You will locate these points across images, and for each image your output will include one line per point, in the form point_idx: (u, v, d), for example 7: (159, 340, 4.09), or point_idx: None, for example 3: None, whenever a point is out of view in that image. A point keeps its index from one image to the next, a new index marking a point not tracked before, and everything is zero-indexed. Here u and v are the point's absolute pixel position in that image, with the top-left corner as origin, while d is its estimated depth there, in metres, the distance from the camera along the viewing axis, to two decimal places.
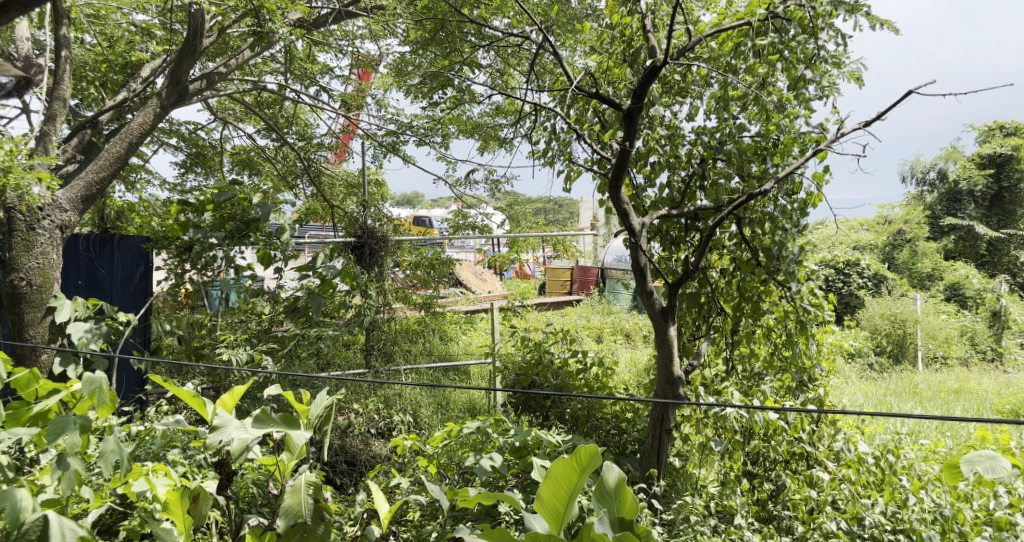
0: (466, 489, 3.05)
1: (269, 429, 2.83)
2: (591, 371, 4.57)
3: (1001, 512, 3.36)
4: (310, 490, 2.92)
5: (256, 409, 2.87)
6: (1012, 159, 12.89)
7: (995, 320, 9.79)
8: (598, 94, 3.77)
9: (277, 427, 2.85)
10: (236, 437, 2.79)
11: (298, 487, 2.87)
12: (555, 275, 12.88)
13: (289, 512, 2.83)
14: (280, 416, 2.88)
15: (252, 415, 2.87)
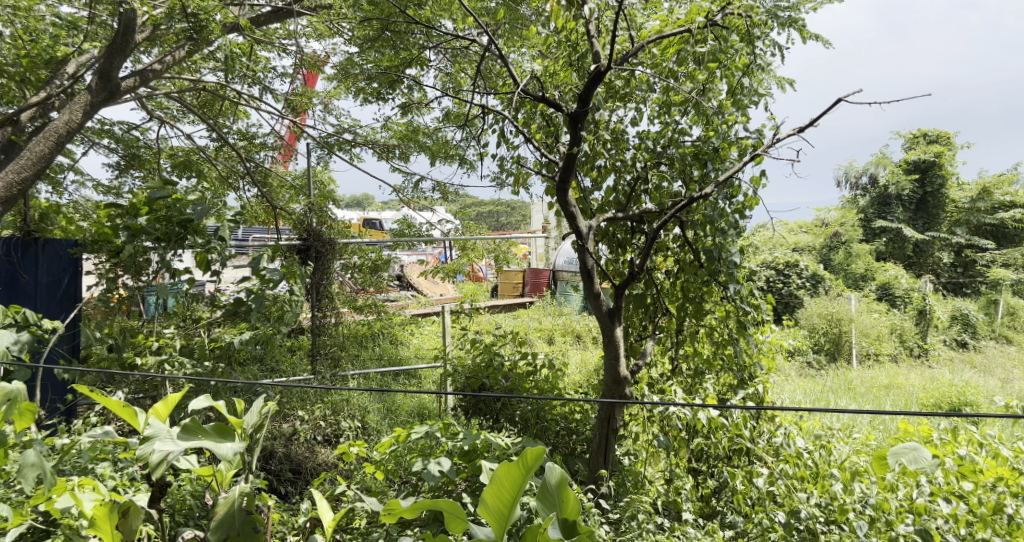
0: (395, 502, 2.92)
1: (198, 441, 2.76)
2: (540, 374, 4.58)
3: (923, 500, 3.53)
4: (243, 502, 2.86)
5: (186, 419, 2.81)
6: (936, 164, 13.52)
7: (921, 317, 10.24)
8: (543, 97, 3.81)
9: (209, 437, 2.79)
10: (164, 450, 2.70)
11: (230, 498, 2.82)
12: (508, 277, 12.89)
13: (222, 525, 2.78)
14: (212, 426, 2.82)
15: (181, 424, 2.80)
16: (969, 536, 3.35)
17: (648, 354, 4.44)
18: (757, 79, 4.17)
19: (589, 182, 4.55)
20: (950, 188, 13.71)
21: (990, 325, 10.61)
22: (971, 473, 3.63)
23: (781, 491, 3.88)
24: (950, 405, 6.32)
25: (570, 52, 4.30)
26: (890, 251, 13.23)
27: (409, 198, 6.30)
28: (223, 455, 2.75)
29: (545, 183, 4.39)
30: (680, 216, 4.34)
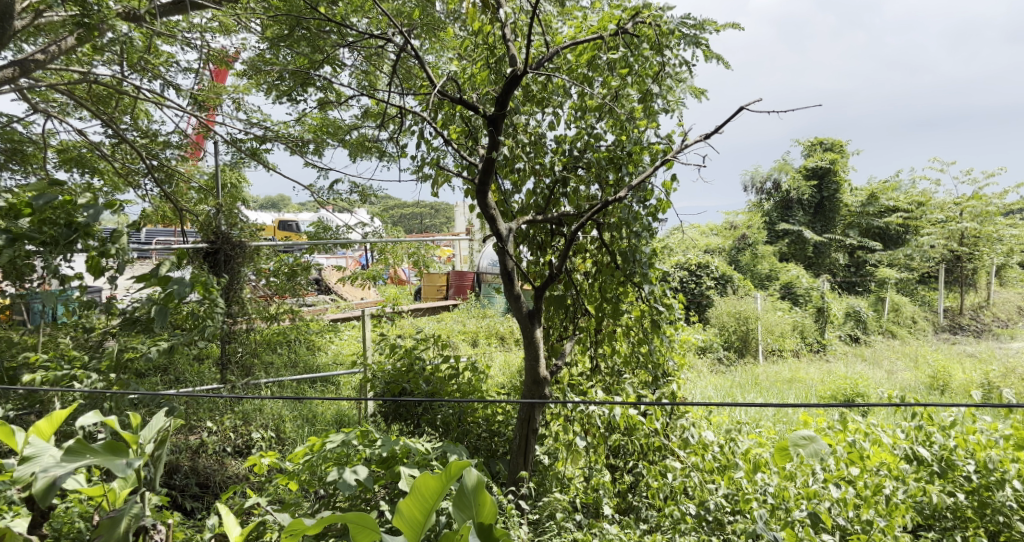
0: (296, 521, 2.78)
1: (86, 461, 2.62)
2: (461, 377, 4.54)
3: (816, 485, 3.77)
4: (131, 522, 2.73)
5: (70, 440, 2.66)
6: (831, 171, 14.35)
7: (820, 315, 10.85)
8: (460, 99, 3.79)
9: (98, 457, 2.65)
10: (43, 474, 2.57)
11: (116, 517, 2.69)
12: (431, 280, 12.72)
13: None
14: (102, 446, 2.67)
15: (64, 446, 2.65)
16: (856, 517, 3.60)
17: (567, 354, 4.51)
18: (667, 86, 4.31)
19: (509, 185, 4.58)
20: (844, 193, 14.58)
21: (880, 320, 11.35)
22: (859, 458, 3.89)
23: (692, 483, 4.02)
24: (844, 397, 6.72)
25: (488, 55, 4.29)
26: (792, 252, 13.94)
27: (326, 200, 6.07)
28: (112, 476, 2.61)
29: (464, 185, 4.38)
30: (597, 219, 4.43)
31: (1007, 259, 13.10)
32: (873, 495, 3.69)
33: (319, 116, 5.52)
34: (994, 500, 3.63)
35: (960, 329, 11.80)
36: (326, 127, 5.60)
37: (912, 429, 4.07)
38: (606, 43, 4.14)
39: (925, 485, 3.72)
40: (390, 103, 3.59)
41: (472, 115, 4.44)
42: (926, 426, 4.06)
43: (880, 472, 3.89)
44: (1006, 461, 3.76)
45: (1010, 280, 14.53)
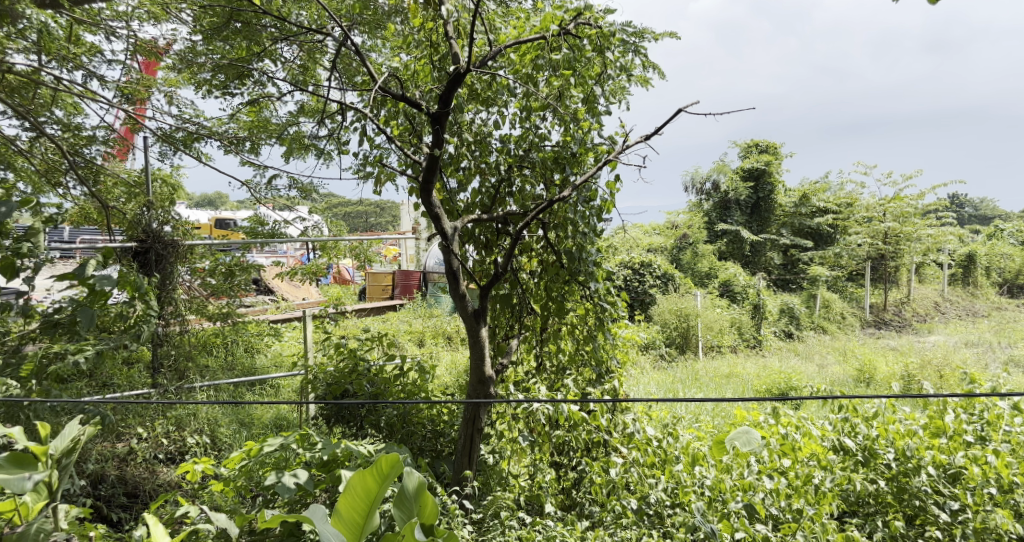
0: (259, 518, 2.85)
1: None
2: (405, 377, 4.43)
3: (751, 476, 3.88)
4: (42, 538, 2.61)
5: None
6: (766, 172, 14.81)
7: (756, 312, 11.17)
8: (402, 97, 3.70)
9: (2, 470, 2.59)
10: None
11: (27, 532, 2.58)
12: (375, 280, 12.54)
13: None
14: (7, 458, 2.61)
15: None
16: (788, 507, 3.72)
17: (513, 353, 4.54)
18: (610, 87, 4.37)
19: (454, 183, 4.56)
20: (777, 194, 15.06)
21: (811, 317, 11.76)
22: (792, 450, 4.02)
23: (634, 478, 4.09)
24: (778, 390, 6.95)
25: (431, 52, 4.24)
26: (730, 251, 14.31)
27: (264, 197, 5.80)
28: (15, 485, 2.53)
29: (408, 183, 4.31)
30: (542, 218, 4.47)
31: (928, 257, 13.76)
32: (803, 485, 3.83)
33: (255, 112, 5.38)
34: (911, 485, 3.80)
35: (885, 324, 12.33)
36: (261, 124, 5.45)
37: (838, 420, 4.24)
38: (548, 43, 4.17)
39: (851, 473, 3.88)
40: (330, 99, 3.50)
41: (416, 112, 4.35)
42: (852, 418, 4.24)
43: (811, 463, 4.03)
44: (923, 449, 3.94)
45: (930, 277, 15.23)
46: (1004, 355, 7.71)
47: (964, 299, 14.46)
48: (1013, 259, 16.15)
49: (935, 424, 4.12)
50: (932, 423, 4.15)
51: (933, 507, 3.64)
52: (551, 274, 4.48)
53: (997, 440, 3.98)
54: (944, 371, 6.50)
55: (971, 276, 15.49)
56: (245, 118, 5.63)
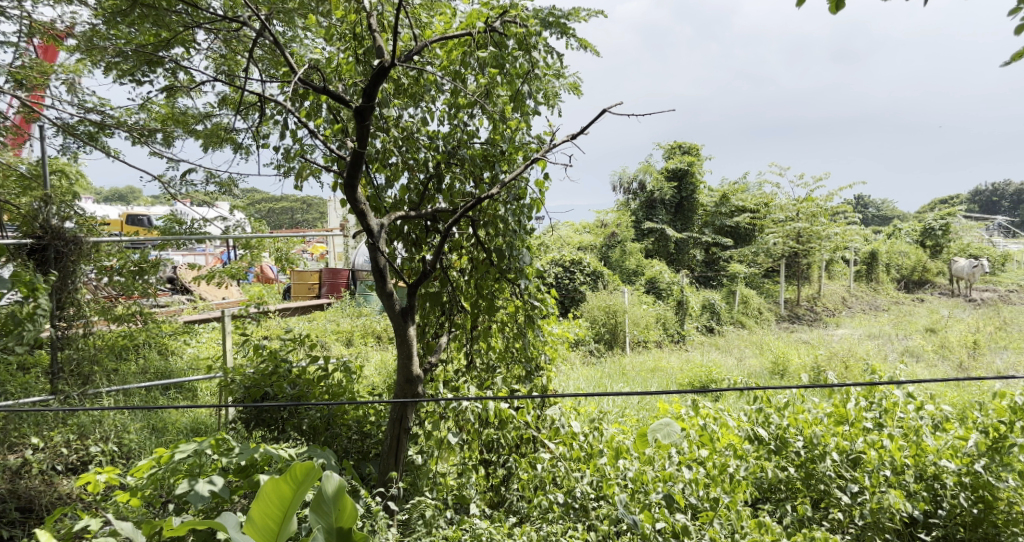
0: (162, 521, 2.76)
1: None
2: (329, 379, 4.29)
3: (671, 467, 4.00)
4: None
5: None
6: (689, 173, 15.27)
7: (680, 308, 11.51)
8: (325, 89, 3.55)
9: None
10: None
11: None
12: (301, 278, 12.27)
13: None
14: None
15: None
16: (706, 496, 3.87)
17: (443, 350, 4.53)
18: (536, 86, 4.41)
19: (382, 179, 4.50)
20: (699, 194, 15.55)
21: (731, 312, 12.21)
22: (710, 441, 4.14)
23: (560, 473, 4.17)
24: (700, 383, 7.19)
25: (355, 45, 4.06)
26: (656, 249, 14.68)
27: (179, 194, 5.36)
28: None
29: (332, 179, 4.17)
30: (472, 216, 4.48)
31: (837, 254, 14.49)
32: (719, 473, 3.99)
33: (167, 101, 5.20)
34: (817, 470, 4.02)
35: (798, 318, 12.92)
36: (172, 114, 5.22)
37: (753, 411, 4.42)
38: (475, 40, 4.17)
39: (763, 462, 4.09)
40: (247, 90, 3.31)
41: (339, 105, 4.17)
42: (765, 408, 4.42)
43: (727, 452, 4.17)
44: (828, 436, 4.16)
45: (839, 273, 16.06)
46: (902, 345, 8.24)
47: (869, 293, 15.30)
48: (912, 255, 17.19)
49: (839, 411, 4.28)
50: (836, 411, 4.33)
51: (835, 491, 3.89)
52: (481, 271, 4.51)
53: (892, 426, 4.20)
54: (849, 362, 6.87)
55: (873, 272, 16.33)
56: (157, 109, 5.43)
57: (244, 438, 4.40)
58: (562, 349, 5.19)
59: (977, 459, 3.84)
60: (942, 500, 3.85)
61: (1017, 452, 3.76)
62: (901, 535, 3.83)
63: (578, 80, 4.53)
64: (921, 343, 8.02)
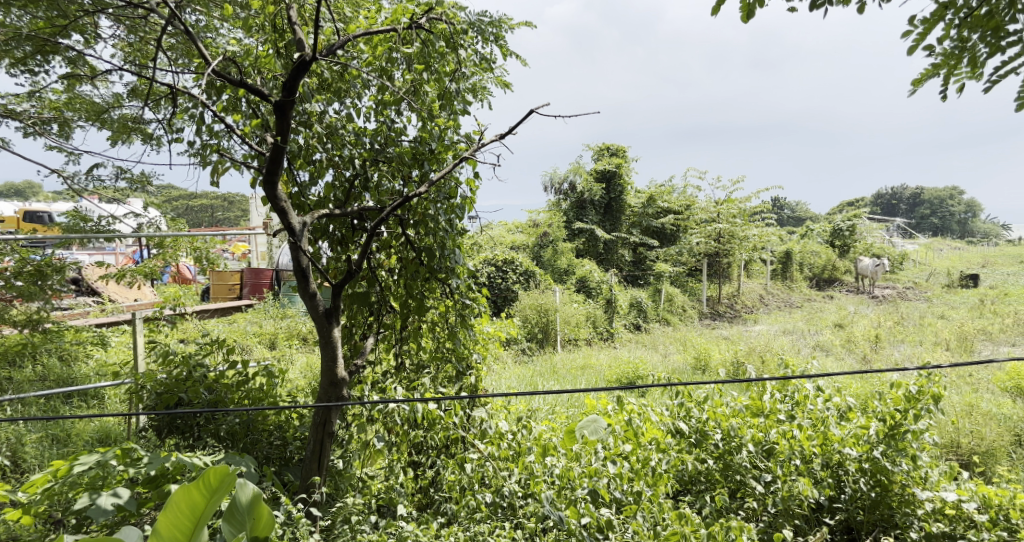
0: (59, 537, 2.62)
1: None
2: (249, 383, 4.16)
3: (597, 463, 4.08)
4: None
5: None
6: (617, 174, 15.55)
7: (609, 306, 11.72)
8: (242, 82, 3.44)
9: None
10: None
11: None
12: (221, 278, 11.87)
13: None
14: None
15: None
16: (630, 489, 3.95)
17: (369, 352, 4.47)
18: (465, 84, 4.40)
19: (306, 176, 4.39)
20: (627, 195, 15.84)
21: (657, 310, 12.53)
22: (634, 436, 4.25)
23: (488, 472, 4.20)
24: (627, 380, 7.35)
25: (274, 37, 3.91)
26: (586, 249, 14.84)
27: (85, 189, 5.12)
28: None
29: (252, 176, 4.04)
30: (401, 214, 4.44)
31: (754, 253, 15.11)
32: (643, 467, 4.09)
33: (66, 91, 4.97)
34: (735, 462, 4.17)
35: (720, 315, 13.38)
36: (73, 104, 4.96)
37: (675, 406, 4.52)
38: (400, 36, 4.12)
39: (684, 455, 4.21)
40: (157, 80, 3.16)
41: (258, 99, 4.04)
42: (686, 403, 4.53)
43: (651, 446, 4.30)
44: (744, 428, 4.30)
45: (757, 271, 16.69)
46: (813, 340, 8.65)
47: (786, 290, 16.01)
48: (823, 255, 18.10)
49: (754, 404, 4.44)
50: (752, 403, 4.48)
51: (750, 481, 4.04)
52: (411, 272, 4.48)
53: (802, 417, 4.38)
54: (765, 357, 7.15)
55: (788, 271, 17.07)
56: (50, 97, 5.15)
57: (156, 447, 4.19)
58: (493, 348, 5.21)
59: (876, 446, 4.09)
60: (844, 485, 4.09)
61: (911, 440, 4.08)
62: (809, 519, 4.04)
63: (507, 79, 4.54)
64: (831, 337, 8.46)
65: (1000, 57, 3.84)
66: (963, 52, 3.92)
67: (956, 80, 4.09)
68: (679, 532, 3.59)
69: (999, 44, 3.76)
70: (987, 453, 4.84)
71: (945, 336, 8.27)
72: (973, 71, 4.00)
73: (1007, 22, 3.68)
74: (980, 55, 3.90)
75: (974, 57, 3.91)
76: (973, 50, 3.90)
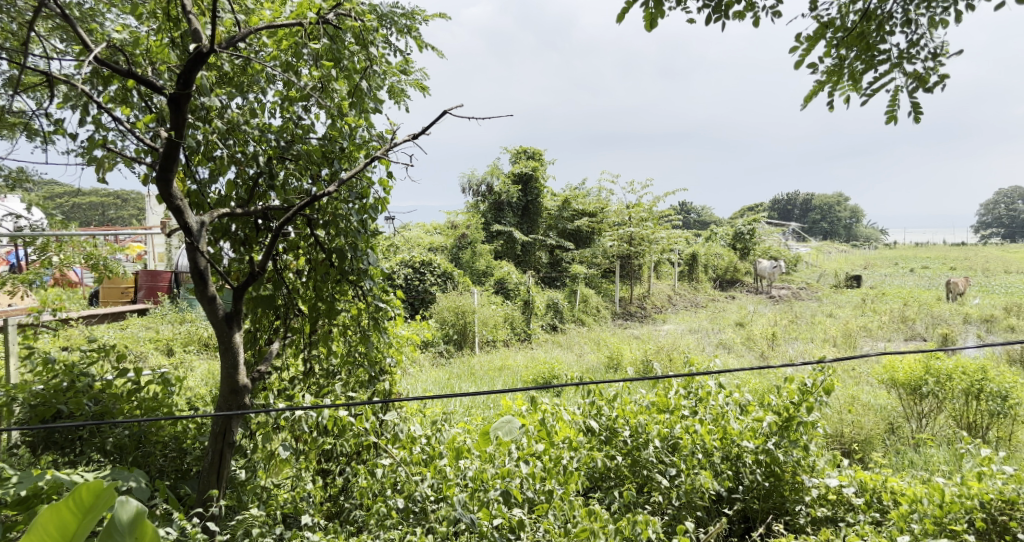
0: None
1: None
2: (142, 392, 3.95)
3: (509, 464, 4.07)
4: None
5: None
6: (533, 177, 15.63)
7: (526, 307, 11.81)
8: (131, 73, 3.27)
9: None
10: None
11: None
12: (111, 281, 11.22)
13: None
14: None
15: None
16: (542, 488, 3.97)
17: (273, 358, 4.33)
18: (376, 83, 4.33)
19: (205, 173, 4.21)
20: (543, 197, 15.96)
21: (572, 310, 12.73)
22: (547, 435, 4.27)
23: (400, 477, 4.11)
24: (542, 380, 7.43)
25: (169, 26, 3.73)
26: (504, 250, 14.85)
27: None
28: None
29: (145, 172, 3.84)
30: (310, 214, 4.32)
31: (663, 255, 15.64)
32: (554, 466, 4.14)
33: None
34: (642, 457, 4.27)
35: (631, 315, 13.73)
36: None
37: (586, 404, 4.59)
38: (306, 31, 3.99)
39: (593, 452, 4.27)
40: (33, 67, 2.95)
41: (150, 90, 3.84)
42: (597, 401, 4.60)
43: (563, 445, 4.31)
44: (651, 424, 4.41)
45: (667, 273, 17.24)
46: (716, 338, 9.02)
47: (693, 291, 16.61)
48: (726, 257, 18.90)
49: (660, 400, 4.56)
50: (659, 400, 4.61)
51: (656, 476, 4.14)
52: (321, 273, 4.36)
53: (704, 413, 4.54)
54: (672, 356, 7.37)
55: (695, 272, 17.71)
56: None
57: (28, 465, 3.84)
58: (409, 351, 5.10)
59: (770, 438, 4.29)
60: (742, 476, 4.27)
61: (803, 429, 4.31)
62: (709, 511, 4.21)
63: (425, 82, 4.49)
64: (732, 336, 8.82)
65: (873, 74, 4.14)
66: (842, 68, 4.20)
67: (837, 92, 4.42)
68: (589, 529, 3.63)
69: (873, 61, 4.07)
70: (864, 441, 5.19)
71: (832, 333, 8.79)
72: (851, 85, 4.32)
73: (878, 41, 3.99)
74: (856, 71, 4.19)
75: (852, 73, 4.20)
76: (851, 67, 4.19)
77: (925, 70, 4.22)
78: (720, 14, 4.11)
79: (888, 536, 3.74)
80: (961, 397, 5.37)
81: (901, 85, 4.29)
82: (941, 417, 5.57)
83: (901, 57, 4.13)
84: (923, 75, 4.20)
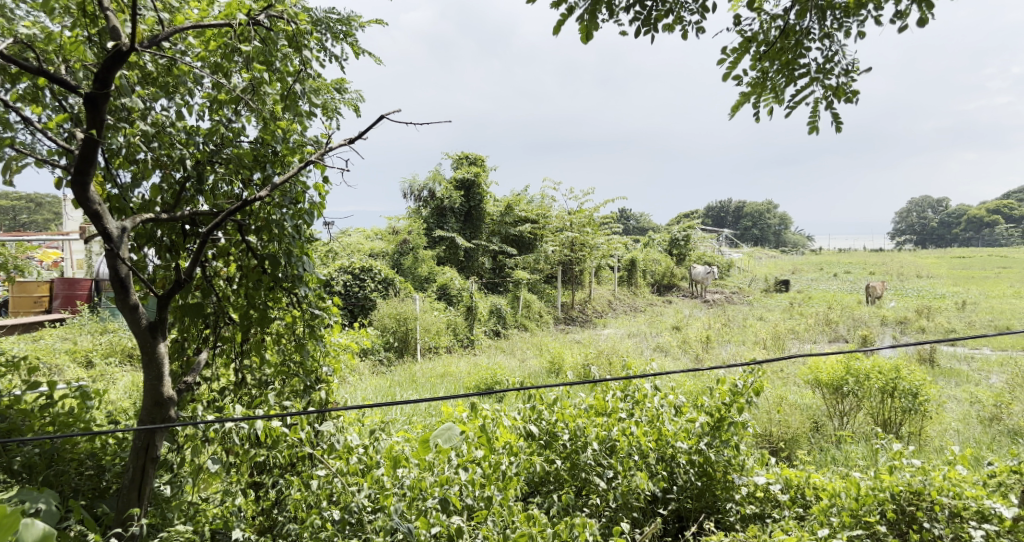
0: None
1: None
2: (56, 407, 3.75)
3: (449, 471, 4.01)
4: None
5: None
6: (474, 183, 15.57)
7: (469, 313, 11.76)
8: (43, 70, 3.11)
9: None
10: None
11: None
12: (24, 289, 10.66)
13: None
14: None
15: None
16: (480, 495, 3.93)
17: (201, 368, 4.18)
18: (309, 86, 4.24)
19: (127, 177, 4.03)
20: (485, 203, 15.91)
21: (515, 316, 12.74)
22: (488, 441, 4.23)
23: (336, 488, 3.98)
24: (484, 386, 7.38)
25: (84, 23, 3.57)
26: (447, 256, 14.74)
27: None
28: None
29: (59, 175, 3.65)
30: (240, 220, 4.18)
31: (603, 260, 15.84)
32: (493, 472, 4.10)
33: None
34: (580, 460, 4.28)
35: (573, 320, 13.85)
36: None
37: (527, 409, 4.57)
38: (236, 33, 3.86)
39: (533, 457, 4.24)
40: None
41: (66, 88, 3.65)
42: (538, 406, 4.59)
43: (503, 451, 4.27)
44: (590, 427, 4.43)
45: (607, 278, 17.46)
46: (654, 342, 9.15)
47: (632, 296, 16.87)
48: (664, 262, 19.24)
49: (598, 404, 4.58)
50: (596, 403, 4.62)
51: (594, 479, 4.15)
52: (253, 281, 4.23)
53: (641, 415, 4.58)
54: (611, 360, 7.42)
55: (634, 277, 17.98)
56: None
57: None
58: (346, 359, 4.98)
59: (702, 438, 4.38)
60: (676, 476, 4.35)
61: (735, 429, 4.41)
62: (645, 511, 4.26)
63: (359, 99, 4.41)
64: (669, 339, 8.96)
65: (795, 87, 4.28)
66: (765, 81, 4.33)
67: (762, 103, 4.55)
68: (526, 534, 3.62)
69: (793, 76, 4.21)
70: (791, 439, 5.34)
71: (764, 335, 9.04)
72: (774, 97, 4.46)
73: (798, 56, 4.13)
74: (778, 84, 4.32)
75: (775, 86, 4.33)
76: (773, 80, 4.32)
77: (841, 84, 4.39)
78: (649, 26, 4.19)
79: (809, 530, 3.88)
80: (878, 395, 5.56)
81: (820, 97, 4.44)
82: (862, 415, 5.80)
83: (819, 71, 4.28)
84: (839, 89, 4.37)
